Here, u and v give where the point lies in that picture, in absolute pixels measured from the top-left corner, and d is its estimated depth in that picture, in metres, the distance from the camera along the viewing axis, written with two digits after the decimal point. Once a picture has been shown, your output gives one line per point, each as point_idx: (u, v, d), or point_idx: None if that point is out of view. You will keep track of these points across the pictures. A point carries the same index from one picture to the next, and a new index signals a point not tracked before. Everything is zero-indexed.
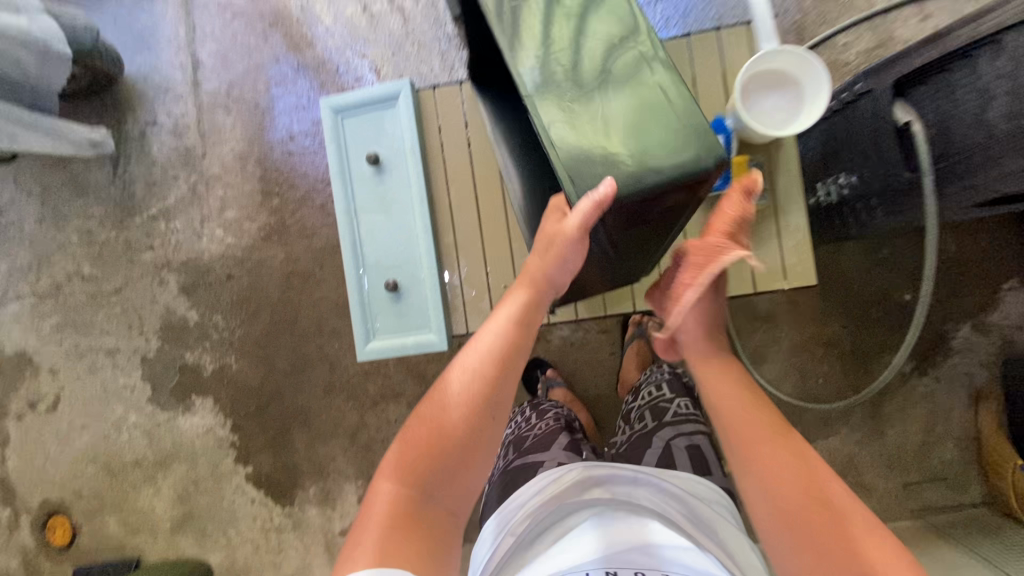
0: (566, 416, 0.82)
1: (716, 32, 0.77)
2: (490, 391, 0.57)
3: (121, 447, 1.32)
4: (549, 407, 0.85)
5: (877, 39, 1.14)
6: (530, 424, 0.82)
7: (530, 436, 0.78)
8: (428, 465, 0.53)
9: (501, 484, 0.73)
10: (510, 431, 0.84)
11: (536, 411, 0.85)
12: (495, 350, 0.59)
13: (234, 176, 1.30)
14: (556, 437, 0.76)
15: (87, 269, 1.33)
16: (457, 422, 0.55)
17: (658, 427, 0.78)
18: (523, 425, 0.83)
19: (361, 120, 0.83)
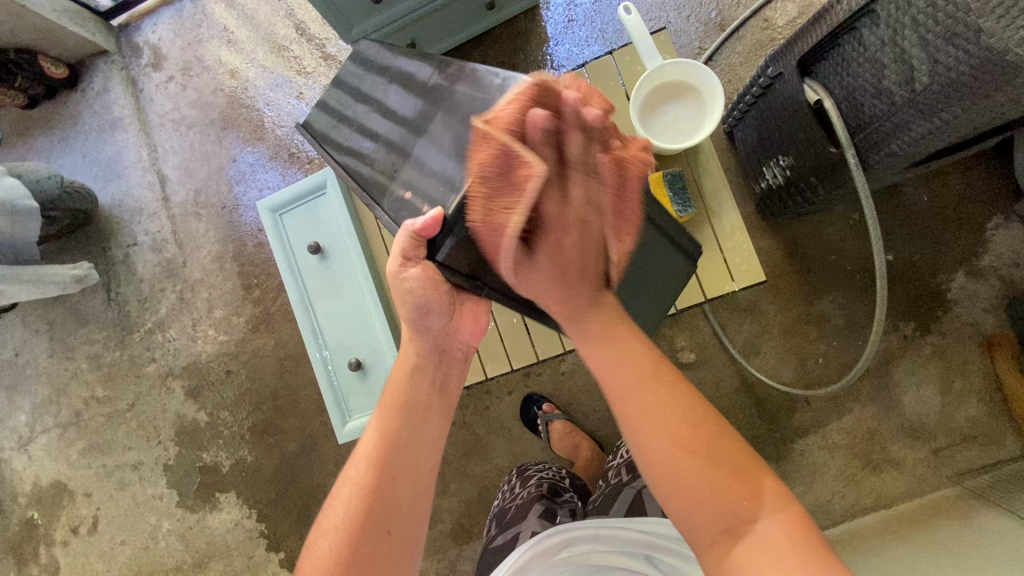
0: (548, 480, 0.83)
1: (612, 55, 0.79)
2: (384, 456, 0.56)
3: (161, 555, 1.37)
4: (533, 473, 0.86)
5: (800, 7, 1.12)
6: (514, 495, 0.83)
7: (513, 507, 0.78)
8: (349, 548, 0.52)
9: (482, 565, 0.72)
10: (498, 503, 0.85)
11: (521, 478, 0.87)
12: (384, 416, 0.58)
13: (215, 276, 1.36)
14: (531, 503, 0.76)
15: (101, 392, 1.40)
16: (357, 494, 0.55)
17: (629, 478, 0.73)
18: (510, 496, 0.84)
19: (297, 213, 0.86)
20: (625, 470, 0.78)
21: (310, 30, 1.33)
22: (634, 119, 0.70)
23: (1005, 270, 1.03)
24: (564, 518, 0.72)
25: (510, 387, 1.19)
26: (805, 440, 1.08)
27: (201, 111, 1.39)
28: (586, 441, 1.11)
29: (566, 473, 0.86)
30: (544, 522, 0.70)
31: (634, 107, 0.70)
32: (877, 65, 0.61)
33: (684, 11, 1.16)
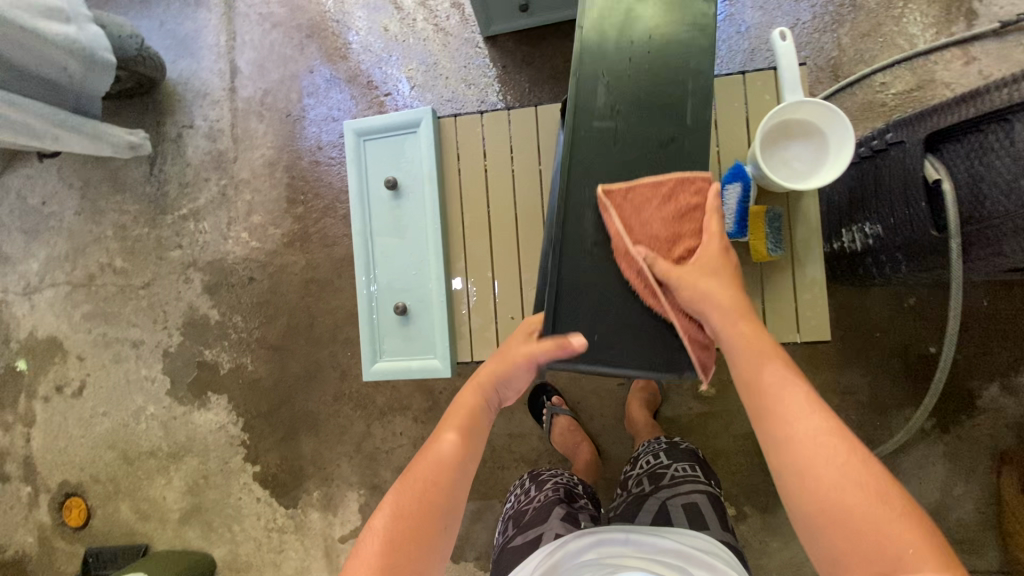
0: (564, 485, 0.83)
1: (742, 76, 0.77)
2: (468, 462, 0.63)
3: (139, 436, 1.37)
4: (548, 478, 0.86)
5: (917, 80, 1.10)
6: (529, 497, 0.83)
7: (531, 509, 0.79)
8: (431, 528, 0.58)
9: (499, 562, 0.72)
10: (511, 505, 0.85)
11: (535, 483, 0.86)
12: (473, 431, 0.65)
13: (262, 181, 1.33)
14: (551, 506, 0.76)
15: (119, 263, 1.38)
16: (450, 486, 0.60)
17: (653, 489, 0.76)
18: (526, 499, 0.83)
19: (382, 142, 0.84)
20: (645, 480, 0.80)
21: None
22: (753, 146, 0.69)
23: None
24: (587, 525, 0.73)
25: None
26: None
27: (291, 13, 1.35)
28: (586, 443, 1.10)
29: (581, 481, 0.86)
30: (568, 524, 0.71)
31: (760, 135, 0.68)
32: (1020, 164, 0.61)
33: (802, 52, 1.14)
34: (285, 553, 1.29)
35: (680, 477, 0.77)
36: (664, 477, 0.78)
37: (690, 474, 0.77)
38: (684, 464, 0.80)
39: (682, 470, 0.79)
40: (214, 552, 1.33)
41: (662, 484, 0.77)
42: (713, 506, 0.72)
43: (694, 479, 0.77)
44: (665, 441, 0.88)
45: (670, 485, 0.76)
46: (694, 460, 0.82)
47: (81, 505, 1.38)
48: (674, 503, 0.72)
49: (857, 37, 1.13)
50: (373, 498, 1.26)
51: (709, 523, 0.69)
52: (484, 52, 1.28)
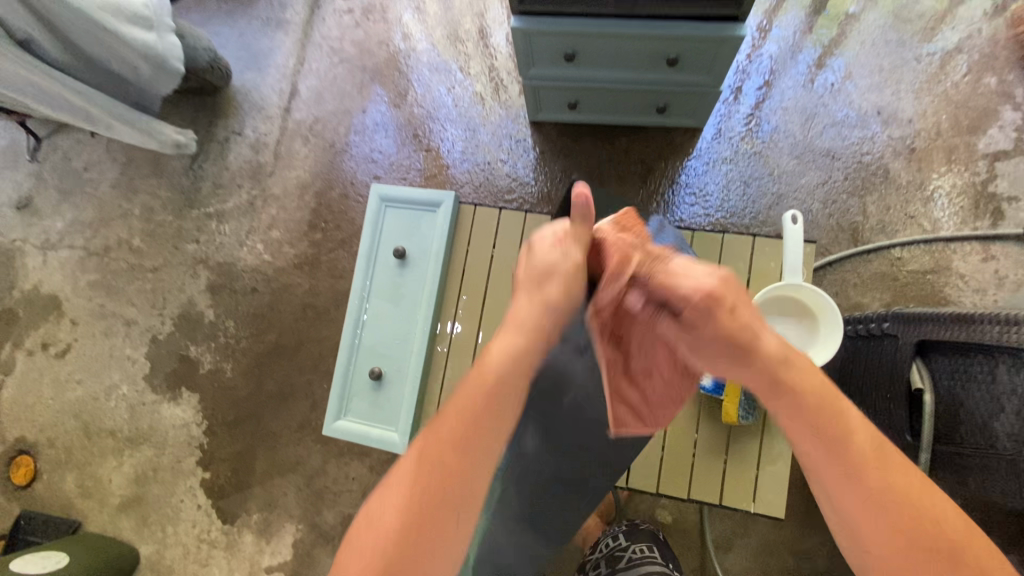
0: None
1: (753, 238, 0.79)
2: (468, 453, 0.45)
3: (104, 412, 1.38)
4: None
5: (934, 264, 1.11)
6: None
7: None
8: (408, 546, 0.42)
9: None
10: None
11: None
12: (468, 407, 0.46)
13: (290, 200, 1.38)
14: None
15: (137, 242, 1.43)
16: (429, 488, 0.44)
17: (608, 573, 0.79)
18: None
19: (402, 213, 0.87)
20: (604, 562, 0.83)
21: (491, 39, 1.38)
22: None
23: None
24: None
25: None
26: None
27: (360, 53, 1.42)
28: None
29: None
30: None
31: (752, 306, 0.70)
32: (996, 403, 0.63)
33: (826, 208, 1.17)
34: (209, 568, 1.27)
35: (637, 557, 0.81)
36: (622, 557, 0.81)
37: (648, 555, 0.80)
38: (643, 543, 0.83)
39: (639, 550, 0.82)
40: (141, 548, 1.31)
41: (618, 567, 0.80)
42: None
43: (651, 560, 0.80)
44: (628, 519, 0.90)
45: (628, 566, 0.79)
46: (653, 540, 0.85)
47: (29, 465, 1.38)
48: None
49: (882, 208, 1.16)
50: (309, 535, 1.24)
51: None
52: (527, 133, 1.34)
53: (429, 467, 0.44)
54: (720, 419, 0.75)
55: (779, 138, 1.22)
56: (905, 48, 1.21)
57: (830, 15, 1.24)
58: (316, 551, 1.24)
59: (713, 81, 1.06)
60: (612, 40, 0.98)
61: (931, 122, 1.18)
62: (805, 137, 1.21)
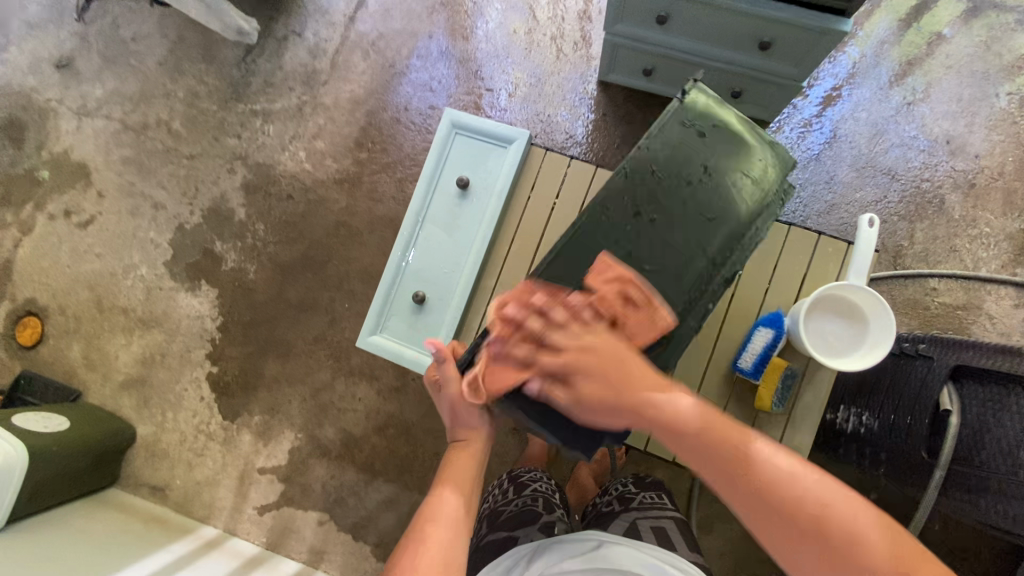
0: (541, 494, 0.90)
1: (818, 236, 0.79)
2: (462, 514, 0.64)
3: (120, 290, 1.37)
4: (527, 482, 0.94)
5: (966, 300, 1.13)
6: (506, 498, 0.91)
7: (505, 513, 0.88)
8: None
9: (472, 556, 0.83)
10: (487, 503, 0.93)
11: (514, 484, 0.94)
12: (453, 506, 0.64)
13: (340, 113, 1.35)
14: (527, 512, 0.85)
15: (176, 126, 1.40)
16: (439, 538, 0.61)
17: (623, 511, 0.82)
18: (500, 499, 0.92)
19: (472, 142, 0.86)
20: (615, 502, 0.87)
21: None
22: (800, 308, 0.70)
23: None
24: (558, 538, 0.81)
25: None
26: None
27: None
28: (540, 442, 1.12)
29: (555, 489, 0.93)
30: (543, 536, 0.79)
31: (808, 300, 0.70)
32: None
33: None
34: (203, 458, 1.30)
35: (648, 504, 0.83)
36: (633, 501, 0.84)
37: (659, 503, 0.83)
38: (652, 492, 0.86)
39: (650, 498, 0.84)
40: (139, 427, 1.33)
41: (632, 507, 0.83)
42: (681, 532, 0.78)
43: (661, 507, 0.83)
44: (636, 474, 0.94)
45: (639, 508, 0.82)
46: (662, 490, 0.87)
47: (36, 327, 1.38)
48: (642, 524, 0.79)
49: (928, 236, 1.16)
50: (306, 446, 1.27)
51: (676, 542, 0.75)
52: (593, 92, 1.31)
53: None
54: (748, 404, 0.77)
55: (844, 147, 1.20)
56: (989, 82, 1.19)
57: (923, 32, 1.21)
58: (311, 461, 1.26)
59: (798, 75, 1.04)
60: (711, 11, 0.95)
61: (996, 162, 1.17)
62: (870, 152, 1.20)
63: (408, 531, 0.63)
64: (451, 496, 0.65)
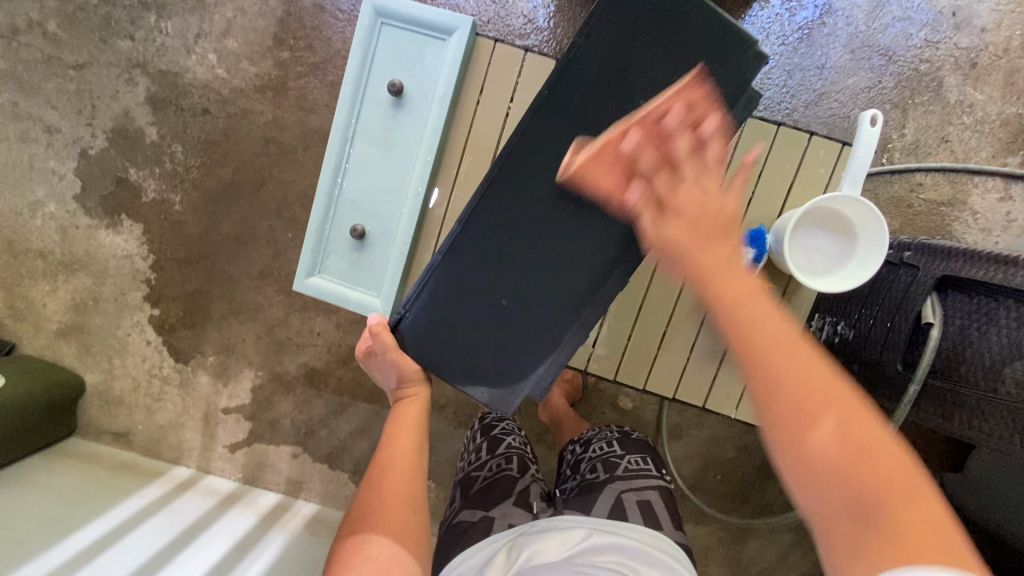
0: (518, 458, 0.91)
1: (809, 137, 0.69)
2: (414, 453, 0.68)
3: (30, 231, 1.21)
4: (503, 444, 0.94)
5: (951, 195, 1.06)
6: (482, 461, 0.92)
7: (479, 479, 0.89)
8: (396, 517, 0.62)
9: (447, 531, 0.82)
10: (463, 467, 0.94)
11: (489, 446, 0.95)
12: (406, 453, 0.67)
13: (251, 3, 1.12)
14: (508, 481, 0.86)
15: (52, 27, 1.15)
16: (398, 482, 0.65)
17: (609, 481, 0.82)
18: (474, 462, 0.93)
19: (402, 36, 0.70)
20: (599, 467, 0.86)
21: None
22: (788, 223, 0.63)
23: None
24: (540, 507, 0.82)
25: None
26: None
27: None
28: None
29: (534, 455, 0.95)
30: (519, 510, 0.80)
31: (796, 215, 0.62)
32: None
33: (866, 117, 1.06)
34: (162, 402, 1.24)
35: (632, 471, 0.84)
36: (618, 467, 0.85)
37: (642, 469, 0.85)
38: (636, 457, 0.87)
39: (635, 463, 0.86)
40: (87, 377, 1.25)
41: (617, 475, 0.84)
42: (665, 503, 0.80)
43: (645, 473, 0.84)
44: (616, 431, 0.94)
45: (624, 478, 0.83)
46: (645, 451, 0.89)
47: None
48: (627, 497, 0.79)
49: (920, 125, 1.07)
50: (269, 383, 1.22)
51: (661, 516, 0.77)
52: None
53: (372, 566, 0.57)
54: None
55: (840, 24, 1.05)
56: None
57: None
58: (276, 398, 1.22)
59: None
60: None
61: (1003, 36, 1.04)
62: (868, 29, 1.05)
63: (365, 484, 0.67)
64: (397, 453, 0.67)
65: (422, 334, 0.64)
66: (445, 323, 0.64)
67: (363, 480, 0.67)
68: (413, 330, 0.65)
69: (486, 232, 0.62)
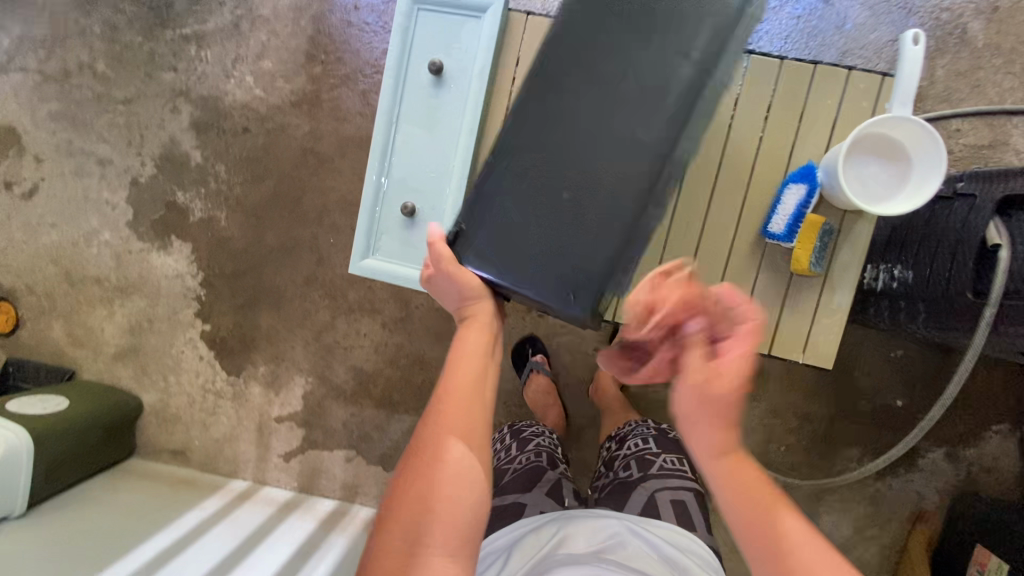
0: (547, 452, 0.88)
1: (849, 70, 0.69)
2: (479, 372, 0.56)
3: (87, 260, 1.27)
4: (531, 438, 0.91)
5: (992, 138, 1.05)
6: (511, 456, 0.89)
7: (510, 471, 0.85)
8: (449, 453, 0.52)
9: None
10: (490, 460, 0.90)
11: (518, 441, 0.92)
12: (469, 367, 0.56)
13: (283, 25, 1.18)
14: (537, 475, 0.82)
15: (102, 67, 1.23)
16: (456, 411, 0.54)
17: (643, 479, 0.78)
18: (504, 457, 0.90)
19: (438, 18, 0.73)
20: (634, 465, 0.83)
21: None
22: (839, 153, 0.62)
23: (976, 469, 1.06)
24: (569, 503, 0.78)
25: (512, 314, 1.16)
26: None
27: None
28: (556, 408, 1.09)
29: (561, 448, 0.91)
30: (548, 501, 0.76)
31: (846, 142, 0.62)
32: None
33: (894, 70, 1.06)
34: (217, 417, 1.27)
35: (668, 470, 0.80)
36: (653, 466, 0.81)
37: (678, 470, 0.80)
38: (672, 456, 0.83)
39: (671, 462, 0.82)
40: (144, 397, 1.28)
41: (651, 474, 0.80)
42: (699, 505, 0.76)
43: (681, 473, 0.80)
44: (653, 427, 0.91)
45: (659, 476, 0.79)
46: (681, 453, 0.86)
47: (9, 312, 1.29)
48: (661, 496, 0.75)
49: (950, 72, 1.06)
50: (319, 389, 1.23)
51: (695, 518, 0.73)
52: None
53: (422, 532, 0.49)
54: (782, 269, 0.71)
55: None
56: None
57: None
58: (327, 404, 1.23)
59: None
60: None
61: None
62: None
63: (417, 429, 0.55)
64: (454, 402, 0.54)
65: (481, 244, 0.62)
66: (495, 249, 0.61)
67: (415, 426, 0.55)
68: (473, 244, 0.62)
69: (540, 139, 0.61)
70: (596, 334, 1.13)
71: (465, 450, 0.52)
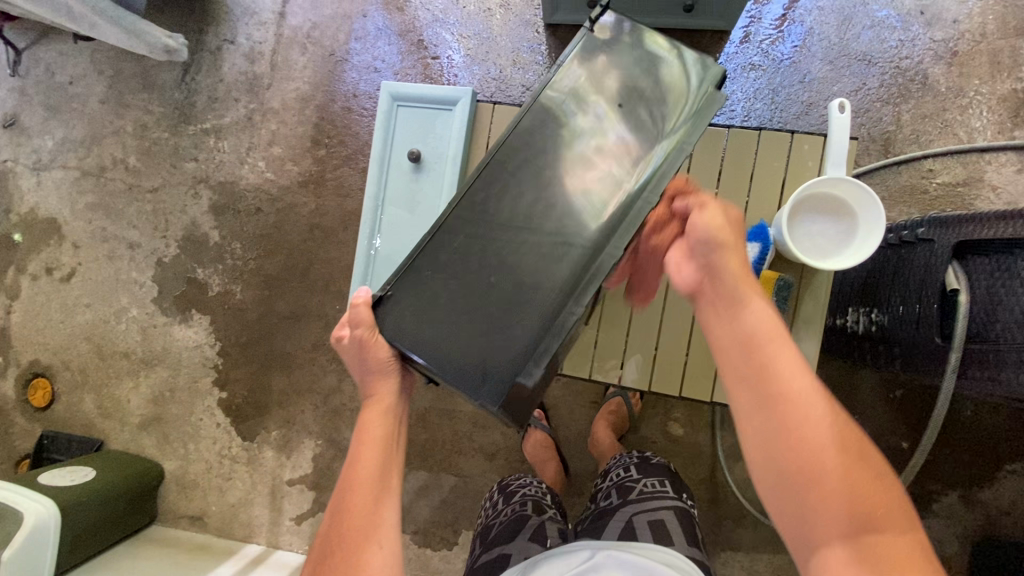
0: (531, 498, 0.90)
1: (791, 135, 0.74)
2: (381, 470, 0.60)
3: (116, 335, 1.38)
4: (517, 490, 0.94)
5: (966, 176, 1.07)
6: (497, 510, 0.91)
7: (496, 525, 0.87)
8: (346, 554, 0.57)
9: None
10: (482, 520, 0.93)
11: (504, 496, 0.94)
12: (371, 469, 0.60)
13: (290, 115, 1.31)
14: (521, 519, 0.85)
15: (133, 161, 1.37)
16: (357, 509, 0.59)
17: (621, 506, 0.81)
18: (492, 513, 0.92)
19: (415, 113, 0.82)
20: (615, 495, 0.86)
21: None
22: (783, 214, 0.66)
23: (995, 512, 1.02)
24: (553, 540, 0.80)
25: None
26: (732, 553, 1.09)
27: None
28: (554, 462, 1.11)
29: (549, 492, 0.94)
30: (535, 545, 0.78)
31: (789, 203, 0.66)
32: None
33: (859, 118, 1.11)
34: (233, 481, 1.31)
35: (647, 493, 0.83)
36: (632, 492, 0.84)
37: (658, 492, 0.83)
38: (653, 480, 0.85)
39: (650, 486, 0.84)
40: (165, 464, 1.35)
41: (630, 499, 0.82)
42: (679, 522, 0.77)
43: (661, 494, 0.82)
44: (636, 456, 0.93)
45: (637, 500, 0.81)
46: (665, 474, 0.87)
47: (46, 387, 1.39)
48: (640, 519, 0.77)
49: (917, 116, 1.10)
50: (328, 450, 1.27)
51: (674, 536, 0.74)
52: (541, 37, 1.24)
53: None
54: None
55: (813, 42, 1.13)
56: None
57: None
58: (336, 465, 1.27)
59: None
60: None
61: (976, 23, 1.09)
62: (841, 41, 1.13)
63: (327, 518, 0.60)
64: (360, 496, 0.59)
65: (404, 317, 0.60)
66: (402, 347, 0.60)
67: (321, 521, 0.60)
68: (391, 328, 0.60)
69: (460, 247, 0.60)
70: (591, 387, 1.16)
71: (376, 549, 0.57)
